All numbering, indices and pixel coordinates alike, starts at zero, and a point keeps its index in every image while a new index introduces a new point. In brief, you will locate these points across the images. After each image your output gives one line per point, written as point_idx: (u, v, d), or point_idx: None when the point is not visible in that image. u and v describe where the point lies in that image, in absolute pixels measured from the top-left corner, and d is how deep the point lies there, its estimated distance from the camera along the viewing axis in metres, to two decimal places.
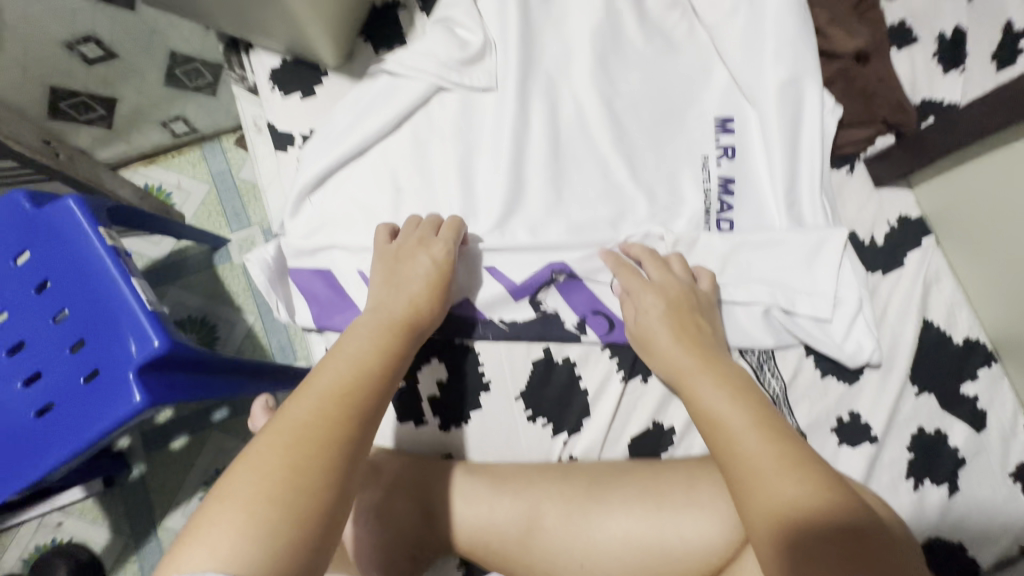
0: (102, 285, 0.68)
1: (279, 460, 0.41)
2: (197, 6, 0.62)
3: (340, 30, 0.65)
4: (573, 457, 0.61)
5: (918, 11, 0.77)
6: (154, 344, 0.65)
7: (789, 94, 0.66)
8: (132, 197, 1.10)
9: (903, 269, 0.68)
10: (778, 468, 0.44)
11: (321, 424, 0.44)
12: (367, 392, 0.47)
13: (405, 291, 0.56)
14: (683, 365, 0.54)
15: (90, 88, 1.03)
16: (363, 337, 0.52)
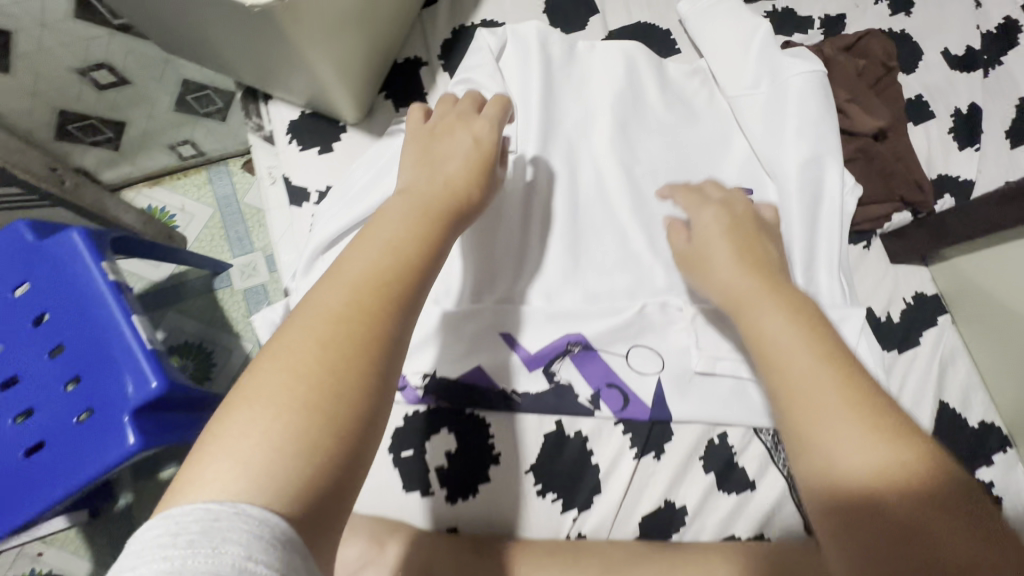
0: (103, 322, 0.66)
1: (314, 360, 0.37)
2: (219, 57, 0.62)
3: (361, 88, 0.65)
4: (582, 535, 0.60)
5: (935, 88, 0.78)
6: (153, 385, 0.63)
7: (811, 173, 0.65)
8: (137, 223, 1.08)
9: (919, 349, 0.67)
10: (849, 404, 0.43)
11: (357, 315, 0.39)
12: (404, 279, 0.43)
13: (444, 178, 0.53)
14: (739, 289, 0.53)
15: (100, 112, 1.02)
16: (397, 223, 0.47)
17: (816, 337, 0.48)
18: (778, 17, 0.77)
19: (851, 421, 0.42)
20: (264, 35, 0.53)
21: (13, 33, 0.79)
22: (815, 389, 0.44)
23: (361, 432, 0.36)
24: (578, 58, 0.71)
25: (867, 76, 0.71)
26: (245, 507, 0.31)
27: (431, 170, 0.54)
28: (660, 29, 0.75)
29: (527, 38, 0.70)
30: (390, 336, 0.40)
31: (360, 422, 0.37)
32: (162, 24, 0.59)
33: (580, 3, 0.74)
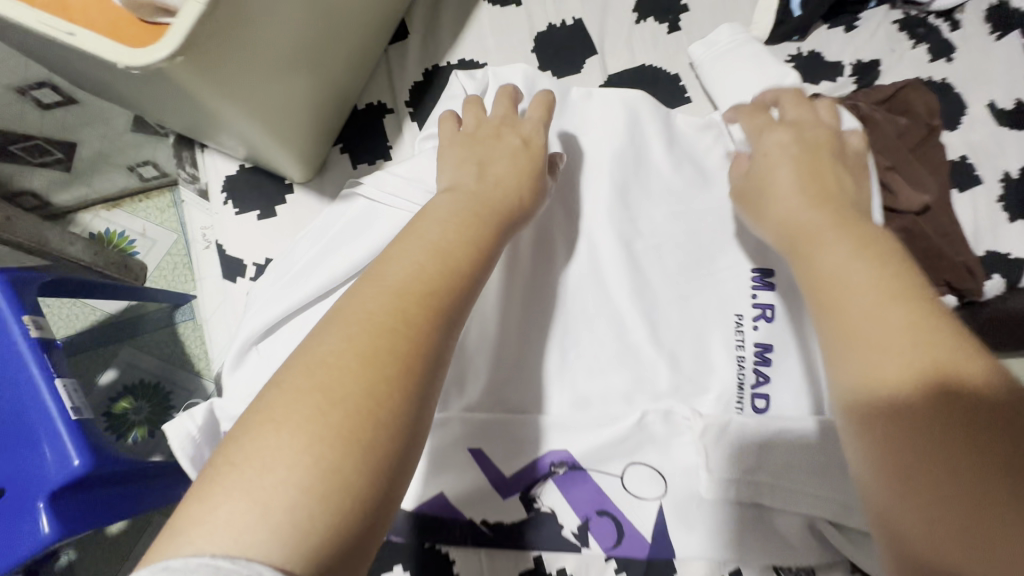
0: (22, 387, 0.55)
1: (352, 378, 0.32)
2: (135, 104, 0.51)
3: (306, 144, 0.54)
4: None
5: (981, 147, 0.67)
6: (73, 464, 0.51)
7: None
8: (83, 254, 0.95)
9: None
10: (909, 339, 0.35)
11: (400, 329, 0.35)
12: (454, 293, 0.39)
13: (497, 179, 0.48)
14: (797, 223, 0.44)
15: (47, 132, 0.93)
16: (445, 224, 0.42)
17: (888, 268, 0.39)
18: (803, 63, 0.67)
19: (900, 354, 0.35)
20: (170, 97, 0.41)
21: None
22: (872, 323, 0.37)
23: (400, 464, 0.32)
24: (569, 110, 0.61)
25: (909, 138, 0.60)
26: (262, 570, 0.26)
27: (478, 171, 0.48)
28: (668, 73, 0.65)
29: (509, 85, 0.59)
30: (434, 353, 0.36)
31: (397, 453, 0.32)
32: (55, 64, 0.47)
33: (575, 41, 0.64)
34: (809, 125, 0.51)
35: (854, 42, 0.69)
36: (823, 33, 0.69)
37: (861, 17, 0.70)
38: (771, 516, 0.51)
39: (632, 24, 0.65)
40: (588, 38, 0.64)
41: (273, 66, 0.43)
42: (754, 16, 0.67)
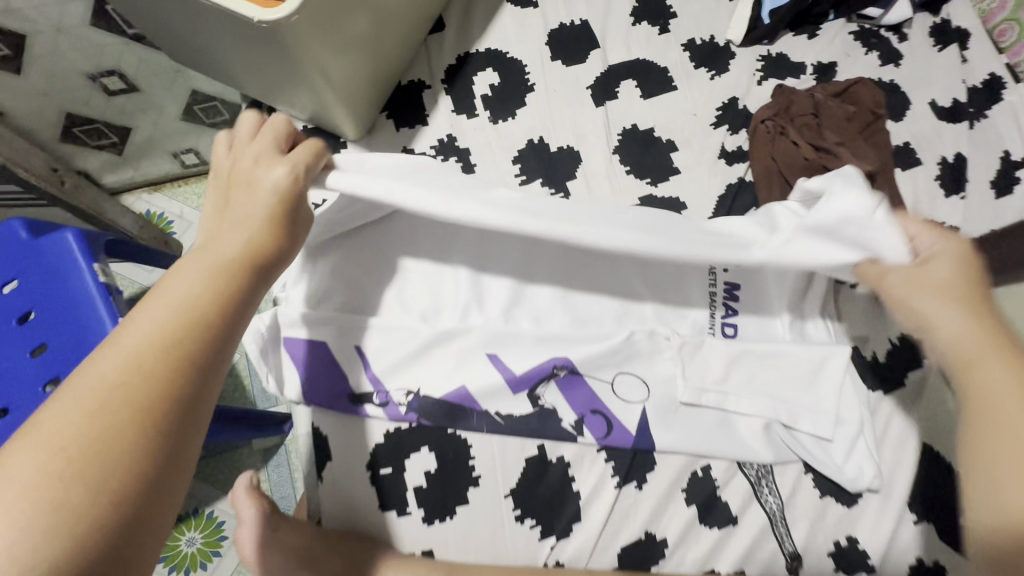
0: (88, 325, 0.69)
1: (74, 435, 0.30)
2: (230, 73, 0.65)
3: (362, 107, 0.67)
4: (560, 564, 0.59)
5: (923, 136, 0.80)
6: None
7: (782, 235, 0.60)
8: (133, 227, 1.09)
9: (903, 391, 0.68)
10: None
11: (137, 380, 0.33)
12: (199, 345, 0.36)
13: (243, 223, 0.44)
14: (962, 342, 0.39)
15: (107, 118, 1.03)
16: (197, 279, 0.39)
17: None
18: (772, 62, 0.80)
19: None
20: (265, 52, 0.55)
21: (30, 35, 0.80)
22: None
23: (147, 505, 0.30)
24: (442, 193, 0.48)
25: (856, 121, 0.73)
26: None
27: (227, 225, 0.44)
28: (659, 66, 0.77)
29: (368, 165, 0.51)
30: (187, 397, 0.34)
31: (141, 492, 0.30)
32: (169, 30, 0.60)
33: (582, 37, 0.77)
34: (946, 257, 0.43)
35: (816, 47, 0.82)
36: (790, 38, 0.82)
37: (822, 27, 0.84)
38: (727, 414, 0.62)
39: (629, 25, 0.79)
40: (592, 36, 0.77)
41: (346, 41, 0.57)
42: (731, 23, 0.80)
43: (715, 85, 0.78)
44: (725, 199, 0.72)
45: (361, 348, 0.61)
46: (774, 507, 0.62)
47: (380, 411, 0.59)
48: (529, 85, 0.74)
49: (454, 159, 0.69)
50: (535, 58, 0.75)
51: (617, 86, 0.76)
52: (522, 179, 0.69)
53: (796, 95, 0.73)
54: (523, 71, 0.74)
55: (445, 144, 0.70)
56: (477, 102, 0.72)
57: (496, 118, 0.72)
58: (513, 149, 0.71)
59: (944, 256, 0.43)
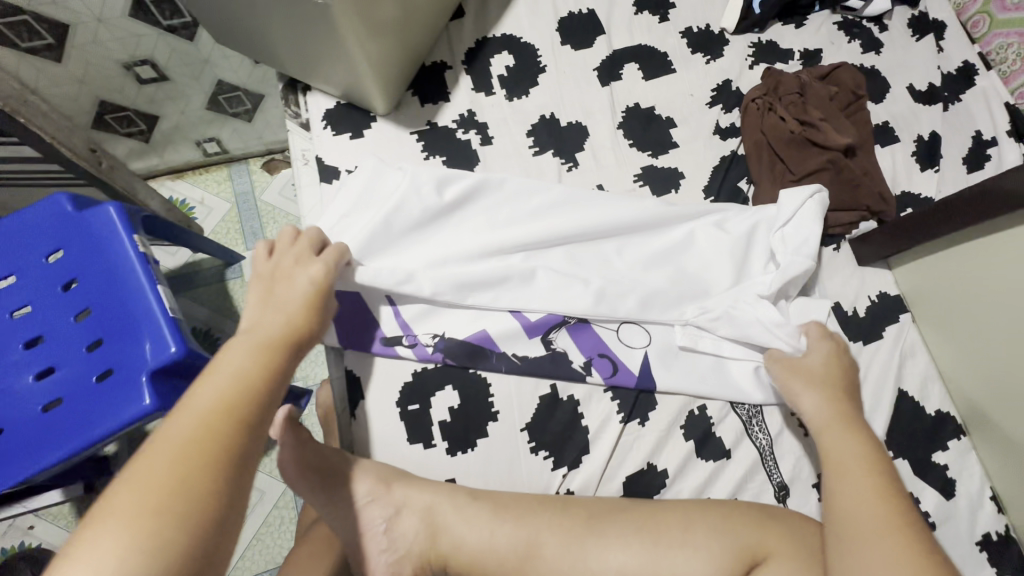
0: (129, 293, 0.72)
1: (154, 493, 0.34)
2: (275, 54, 0.72)
3: (393, 84, 0.73)
4: (570, 491, 0.65)
5: (900, 116, 0.87)
6: (171, 350, 0.69)
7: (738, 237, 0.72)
8: (160, 209, 1.14)
9: (882, 342, 0.74)
10: (884, 532, 0.49)
11: (204, 440, 0.37)
12: (253, 405, 0.41)
13: (284, 305, 0.51)
14: (818, 418, 0.60)
15: (137, 106, 1.07)
16: (247, 353, 0.44)
17: (874, 473, 0.54)
18: (762, 49, 0.87)
19: (881, 541, 0.48)
20: (313, 29, 0.62)
21: (72, 26, 0.85)
22: (862, 513, 0.51)
23: (219, 542, 0.35)
24: (453, 280, 0.66)
25: (838, 101, 0.81)
26: None
27: (270, 308, 0.50)
28: (659, 51, 0.85)
29: (386, 274, 0.64)
30: (248, 449, 0.38)
31: (215, 530, 0.34)
32: (220, 12, 0.67)
33: (589, 24, 0.84)
34: (824, 360, 0.64)
35: (802, 35, 0.89)
36: (779, 28, 0.90)
37: (808, 17, 0.91)
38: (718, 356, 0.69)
39: (632, 14, 0.86)
40: (598, 23, 0.84)
41: (381, 23, 0.65)
42: (725, 13, 0.88)
43: (710, 69, 0.85)
44: (719, 169, 0.79)
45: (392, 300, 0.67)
46: (764, 443, 0.69)
47: (409, 351, 0.66)
48: (541, 67, 0.81)
49: (474, 132, 0.77)
50: (546, 42, 0.82)
51: (622, 68, 0.83)
52: (536, 150, 0.77)
53: (783, 77, 0.80)
54: (535, 55, 0.82)
55: (466, 119, 0.77)
56: (494, 81, 0.79)
57: (511, 96, 0.79)
58: (526, 124, 0.78)
59: (825, 356, 0.65)
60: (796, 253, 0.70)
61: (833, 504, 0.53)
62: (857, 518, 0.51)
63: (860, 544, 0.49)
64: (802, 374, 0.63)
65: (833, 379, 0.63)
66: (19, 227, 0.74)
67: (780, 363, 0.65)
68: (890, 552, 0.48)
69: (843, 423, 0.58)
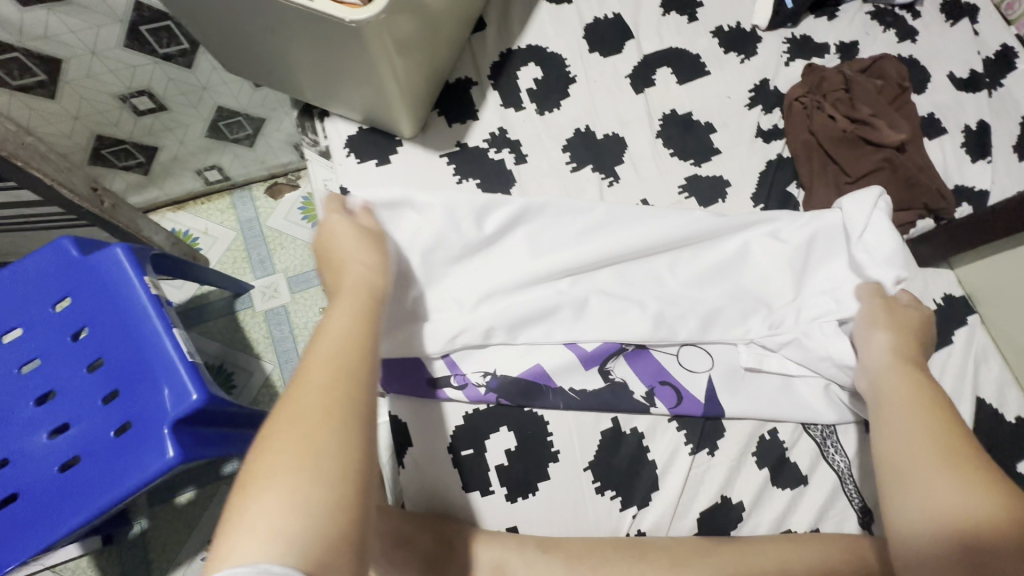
0: (143, 339, 0.66)
1: (315, 409, 0.35)
2: (288, 75, 0.67)
3: (418, 104, 0.69)
4: (641, 532, 0.60)
5: (945, 106, 0.83)
6: (192, 398, 0.63)
7: (799, 241, 0.67)
8: (165, 242, 1.09)
9: (952, 347, 0.70)
10: (926, 438, 0.48)
11: (337, 366, 0.38)
12: (364, 347, 0.41)
13: (357, 262, 0.50)
14: (879, 350, 0.57)
15: (135, 138, 1.01)
16: (340, 304, 0.45)
17: (923, 390, 0.52)
18: (796, 44, 0.83)
19: (926, 446, 0.47)
20: (332, 46, 0.57)
21: (65, 60, 0.80)
22: (904, 422, 0.50)
23: (367, 491, 0.33)
24: (503, 318, 0.62)
25: (885, 94, 0.77)
26: (271, 566, 0.28)
27: (344, 263, 0.50)
28: (691, 53, 0.81)
29: (439, 330, 0.62)
30: (367, 403, 0.37)
31: (363, 469, 0.34)
32: (232, 37, 0.62)
33: (616, 29, 0.80)
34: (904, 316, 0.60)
35: (837, 28, 0.86)
36: (811, 21, 0.86)
37: (840, 9, 0.87)
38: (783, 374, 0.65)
39: (660, 16, 0.82)
40: (626, 27, 0.80)
41: (403, 35, 0.59)
42: (756, 9, 0.84)
43: (745, 68, 0.81)
44: (766, 175, 0.75)
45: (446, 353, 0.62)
46: (842, 466, 0.64)
47: (459, 393, 0.61)
48: (571, 77, 0.77)
49: (506, 150, 0.72)
50: (574, 51, 0.78)
51: (655, 73, 0.79)
52: (573, 166, 0.72)
53: (826, 72, 0.76)
54: (563, 64, 0.77)
55: (497, 137, 0.73)
56: (523, 95, 0.75)
57: (543, 109, 0.75)
58: (561, 138, 0.74)
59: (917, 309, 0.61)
60: (885, 265, 0.63)
61: (882, 428, 0.52)
62: (903, 435, 0.49)
63: (904, 451, 0.48)
64: (873, 317, 0.60)
65: (894, 314, 0.60)
66: (18, 276, 0.68)
67: (864, 306, 0.62)
68: (931, 456, 0.46)
69: (907, 365, 0.55)
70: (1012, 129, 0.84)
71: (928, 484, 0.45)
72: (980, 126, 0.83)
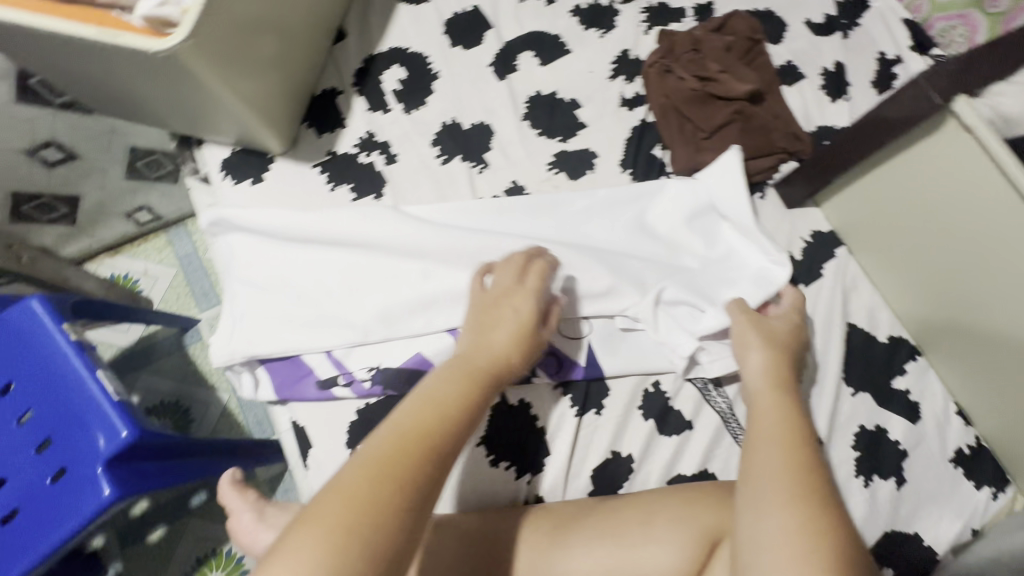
0: (69, 384, 0.63)
1: (380, 477, 0.39)
2: (153, 110, 0.69)
3: (281, 119, 0.71)
4: (539, 497, 0.63)
5: (803, 52, 0.87)
6: (121, 436, 0.59)
7: (650, 193, 0.73)
8: (99, 288, 0.97)
9: (822, 280, 0.74)
10: (780, 469, 0.48)
11: (414, 443, 0.42)
12: (446, 435, 0.44)
13: (489, 343, 0.53)
14: (757, 372, 0.58)
15: (53, 188, 0.94)
16: (447, 378, 0.49)
17: (787, 418, 0.53)
18: (654, 12, 0.86)
19: (779, 477, 0.47)
20: (165, 78, 0.58)
21: None
22: (761, 454, 0.50)
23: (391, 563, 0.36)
24: (383, 314, 0.66)
25: (736, 49, 0.80)
26: None
27: (480, 337, 0.54)
28: (551, 34, 0.83)
29: (325, 335, 0.65)
30: (430, 484, 0.41)
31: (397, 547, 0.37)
32: (82, 80, 0.63)
33: (475, 21, 0.82)
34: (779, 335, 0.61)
35: None
36: None
37: None
38: (663, 332, 0.65)
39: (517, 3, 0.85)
40: (484, 18, 0.83)
41: (231, 53, 0.59)
42: None
43: (606, 42, 0.84)
44: (631, 141, 0.78)
45: (331, 352, 0.65)
46: (726, 407, 0.67)
47: (347, 391, 0.65)
48: (435, 74, 0.79)
49: (377, 153, 0.75)
50: (435, 48, 0.80)
51: (517, 59, 0.81)
52: (443, 159, 0.75)
53: (677, 36, 0.79)
54: (426, 62, 0.80)
55: (366, 141, 0.75)
56: (388, 98, 0.77)
57: (409, 108, 0.77)
58: (430, 134, 0.76)
59: (786, 322, 0.63)
60: (730, 206, 0.71)
61: (749, 457, 0.51)
62: (764, 470, 0.48)
63: (761, 487, 0.47)
64: (746, 336, 0.60)
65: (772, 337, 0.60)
66: None
67: (737, 322, 0.62)
68: (779, 491, 0.46)
69: (777, 388, 0.56)
70: (867, 66, 0.87)
71: (770, 502, 0.46)
72: (838, 66, 0.86)
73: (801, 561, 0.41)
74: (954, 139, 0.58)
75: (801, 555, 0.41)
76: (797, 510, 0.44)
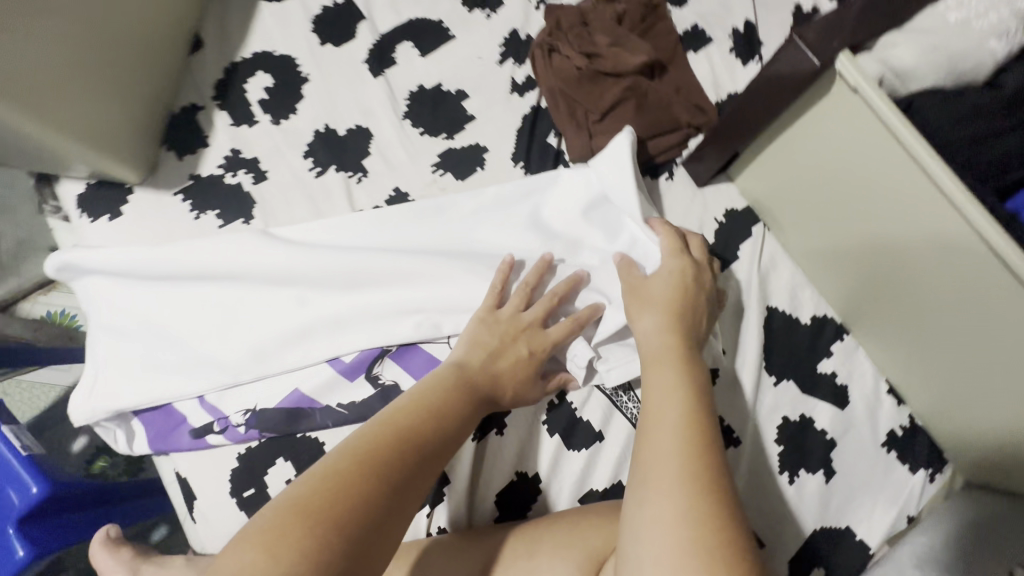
0: None
1: (369, 474, 0.39)
2: None
3: (133, 148, 0.64)
4: (442, 529, 0.58)
5: (710, 14, 0.80)
6: (33, 492, 0.54)
7: (542, 184, 0.67)
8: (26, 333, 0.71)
9: (738, 263, 0.68)
10: (673, 449, 0.43)
11: (405, 449, 0.43)
12: (434, 445, 0.45)
13: (495, 366, 0.54)
14: (653, 335, 0.54)
15: None
16: (444, 386, 0.50)
17: (679, 390, 0.48)
18: None
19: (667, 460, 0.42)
20: None
21: None
22: (653, 434, 0.45)
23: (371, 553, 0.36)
24: (254, 351, 0.60)
25: (628, 19, 0.73)
26: None
27: (488, 355, 0.54)
28: (431, 20, 0.76)
29: (194, 381, 0.60)
30: (415, 489, 0.41)
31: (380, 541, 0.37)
32: None
33: (346, 14, 0.75)
34: (675, 295, 0.57)
35: None
36: None
37: None
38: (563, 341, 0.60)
39: None
40: (356, 10, 0.76)
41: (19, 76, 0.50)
42: None
43: (493, 23, 0.77)
44: (523, 131, 0.71)
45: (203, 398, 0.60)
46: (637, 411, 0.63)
47: (222, 438, 0.60)
48: (304, 77, 0.72)
49: (244, 172, 0.68)
50: (303, 48, 0.74)
51: (394, 51, 0.75)
52: (317, 171, 0.69)
53: (562, 11, 0.73)
54: (294, 65, 0.73)
55: (232, 160, 0.69)
56: (254, 109, 0.71)
57: (278, 118, 0.71)
58: (302, 145, 0.70)
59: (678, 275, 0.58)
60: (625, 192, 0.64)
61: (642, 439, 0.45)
62: (651, 453, 0.43)
63: (645, 473, 0.42)
64: (644, 300, 0.56)
65: (668, 299, 0.56)
66: None
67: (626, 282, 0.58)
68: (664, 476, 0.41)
69: (672, 358, 0.51)
70: (780, 21, 0.81)
71: (652, 492, 0.41)
72: (747, 25, 0.79)
73: (684, 556, 0.37)
74: (841, 99, 0.53)
75: (683, 545, 0.37)
76: (681, 495, 0.40)
